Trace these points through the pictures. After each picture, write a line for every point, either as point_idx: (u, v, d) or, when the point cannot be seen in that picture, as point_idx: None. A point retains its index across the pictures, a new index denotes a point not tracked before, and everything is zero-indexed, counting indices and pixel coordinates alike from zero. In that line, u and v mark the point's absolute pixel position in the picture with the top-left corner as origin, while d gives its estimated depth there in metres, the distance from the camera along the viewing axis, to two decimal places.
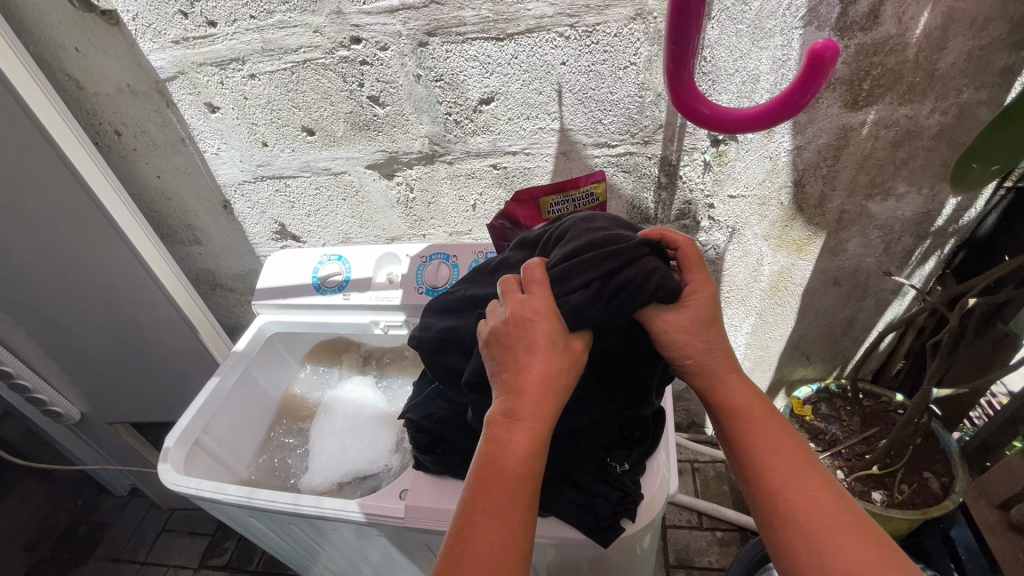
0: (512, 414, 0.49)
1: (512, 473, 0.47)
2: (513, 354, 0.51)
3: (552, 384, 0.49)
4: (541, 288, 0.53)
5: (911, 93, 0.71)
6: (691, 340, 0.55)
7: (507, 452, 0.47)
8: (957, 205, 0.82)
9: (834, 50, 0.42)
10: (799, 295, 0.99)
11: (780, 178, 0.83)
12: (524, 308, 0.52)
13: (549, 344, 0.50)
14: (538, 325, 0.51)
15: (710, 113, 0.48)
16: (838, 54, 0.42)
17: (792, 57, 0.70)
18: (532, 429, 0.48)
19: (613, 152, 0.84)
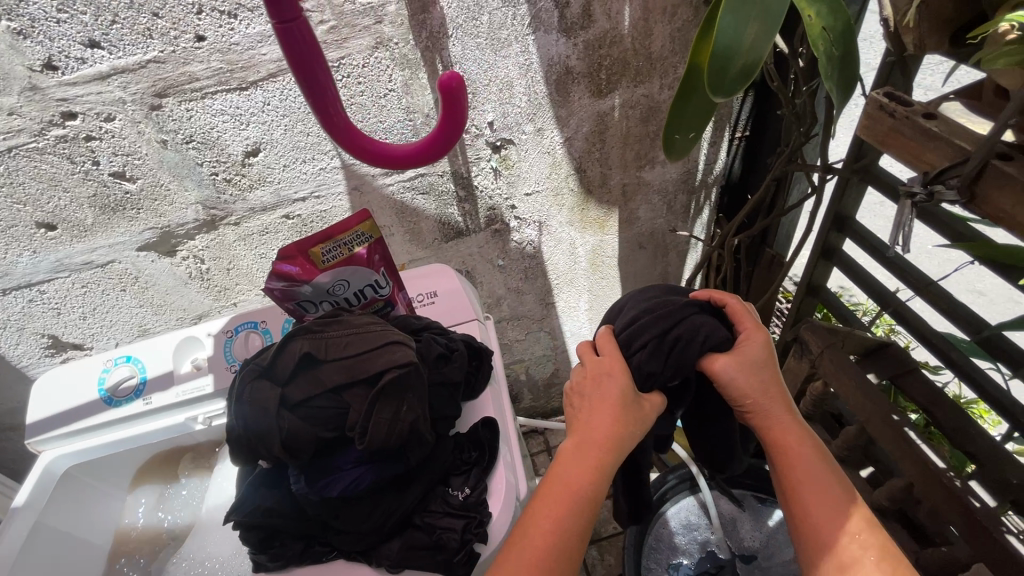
0: (576, 452, 0.52)
1: (570, 496, 0.50)
2: (586, 402, 0.56)
3: (618, 425, 0.53)
4: (611, 349, 0.58)
5: (640, 75, 0.81)
6: (750, 382, 0.54)
7: (569, 480, 0.51)
8: (707, 161, 0.96)
9: (457, 79, 0.39)
10: (615, 266, 1.09)
11: (563, 169, 0.90)
12: (599, 368, 0.57)
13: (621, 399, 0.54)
14: (612, 380, 0.55)
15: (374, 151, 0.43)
16: (464, 83, 0.39)
17: (534, 61, 0.75)
18: (597, 466, 0.51)
19: (403, 178, 0.84)
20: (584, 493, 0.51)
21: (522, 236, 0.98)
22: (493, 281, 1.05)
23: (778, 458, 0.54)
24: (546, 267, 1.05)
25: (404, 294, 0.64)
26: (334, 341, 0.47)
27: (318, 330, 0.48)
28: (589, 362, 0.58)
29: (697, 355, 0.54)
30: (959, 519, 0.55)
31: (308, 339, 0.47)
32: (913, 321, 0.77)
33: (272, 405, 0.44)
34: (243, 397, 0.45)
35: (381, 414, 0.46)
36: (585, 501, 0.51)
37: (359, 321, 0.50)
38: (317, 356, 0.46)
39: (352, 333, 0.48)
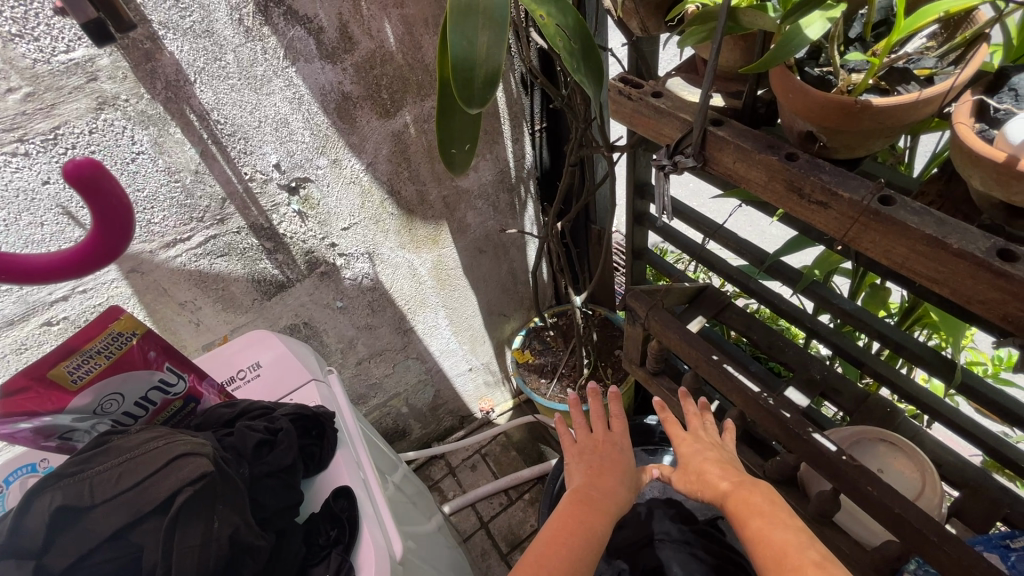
0: (588, 495, 0.59)
1: (580, 530, 0.56)
2: (595, 464, 0.63)
3: (622, 486, 0.62)
4: (619, 421, 0.68)
5: (424, 88, 0.79)
6: (705, 468, 0.59)
7: (584, 512, 0.57)
8: (516, 157, 0.98)
9: (91, 166, 0.31)
10: (462, 276, 1.08)
11: (374, 195, 0.85)
12: (609, 437, 0.67)
13: (623, 469, 0.64)
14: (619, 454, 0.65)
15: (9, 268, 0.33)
16: (104, 166, 0.32)
17: (304, 93, 0.70)
18: (603, 513, 0.58)
19: (190, 245, 0.73)
20: (594, 533, 0.56)
21: (354, 273, 0.92)
22: (338, 325, 0.97)
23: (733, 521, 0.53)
24: (391, 296, 1.00)
25: (209, 381, 0.55)
26: (96, 479, 0.39)
27: (74, 473, 0.39)
28: (597, 431, 0.67)
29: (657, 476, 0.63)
30: (781, 431, 0.62)
31: (63, 489, 0.38)
32: (716, 264, 0.86)
33: None
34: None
35: (177, 545, 0.38)
36: (595, 539, 0.55)
37: (131, 442, 0.42)
38: (80, 504, 0.38)
39: (120, 463, 0.40)
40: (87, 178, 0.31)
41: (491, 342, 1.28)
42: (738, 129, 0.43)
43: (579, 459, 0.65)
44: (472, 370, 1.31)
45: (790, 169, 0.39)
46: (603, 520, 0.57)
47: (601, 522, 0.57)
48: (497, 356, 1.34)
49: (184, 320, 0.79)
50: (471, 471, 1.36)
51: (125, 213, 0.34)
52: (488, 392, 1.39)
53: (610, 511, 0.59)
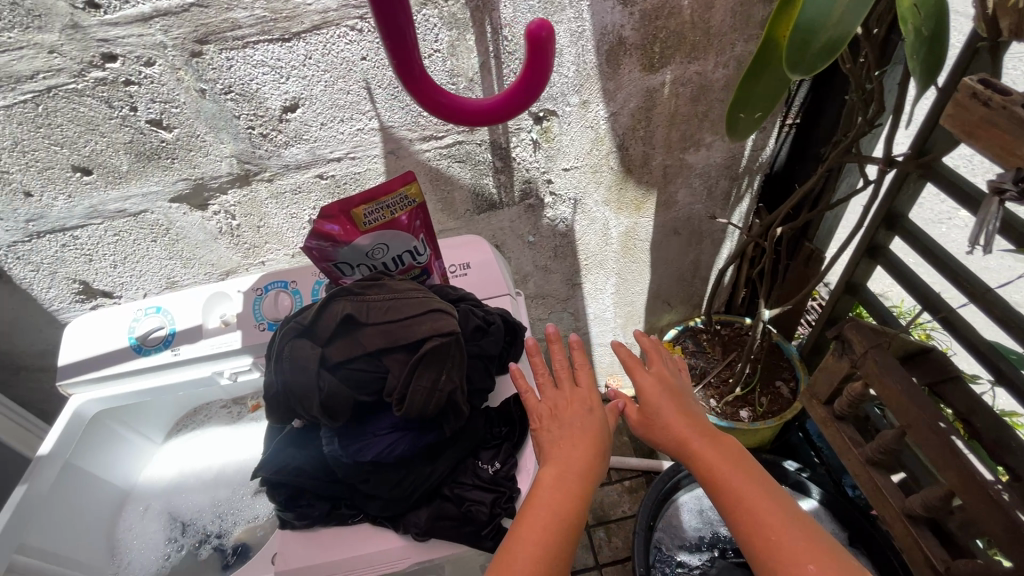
0: (555, 483, 0.47)
1: (550, 522, 0.45)
2: (562, 432, 0.52)
3: (596, 457, 0.50)
4: (586, 371, 0.57)
5: (695, 50, 0.77)
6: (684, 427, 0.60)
7: (554, 501, 0.46)
8: (754, 146, 0.92)
9: (548, 29, 0.38)
10: (647, 251, 1.07)
11: (605, 145, 0.86)
12: (576, 394, 0.54)
13: (598, 433, 0.52)
14: (591, 413, 0.53)
15: (446, 103, 0.43)
16: (553, 33, 0.38)
17: (587, 29, 0.72)
18: (576, 494, 0.47)
19: (441, 144, 0.81)
20: (564, 521, 0.45)
21: (555, 214, 0.95)
22: (522, 257, 1.02)
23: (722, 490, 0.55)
24: (576, 247, 1.03)
25: (441, 263, 0.63)
26: (374, 304, 0.47)
27: (358, 293, 0.48)
28: (566, 388, 0.55)
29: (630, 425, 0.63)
30: (1001, 532, 0.54)
31: (349, 303, 0.47)
32: (963, 329, 0.74)
33: (312, 365, 0.44)
34: (282, 356, 0.45)
35: (422, 379, 0.45)
36: (574, 526, 0.46)
37: (400, 286, 0.49)
38: (358, 320, 0.46)
39: (393, 299, 0.47)
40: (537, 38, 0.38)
41: (645, 325, 1.26)
42: None
43: (543, 426, 0.52)
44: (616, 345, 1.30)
45: None
46: (578, 502, 0.47)
47: (573, 507, 0.46)
48: (644, 341, 1.31)
49: None
50: None
51: (542, 77, 0.40)
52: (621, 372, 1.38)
53: (584, 491, 0.48)
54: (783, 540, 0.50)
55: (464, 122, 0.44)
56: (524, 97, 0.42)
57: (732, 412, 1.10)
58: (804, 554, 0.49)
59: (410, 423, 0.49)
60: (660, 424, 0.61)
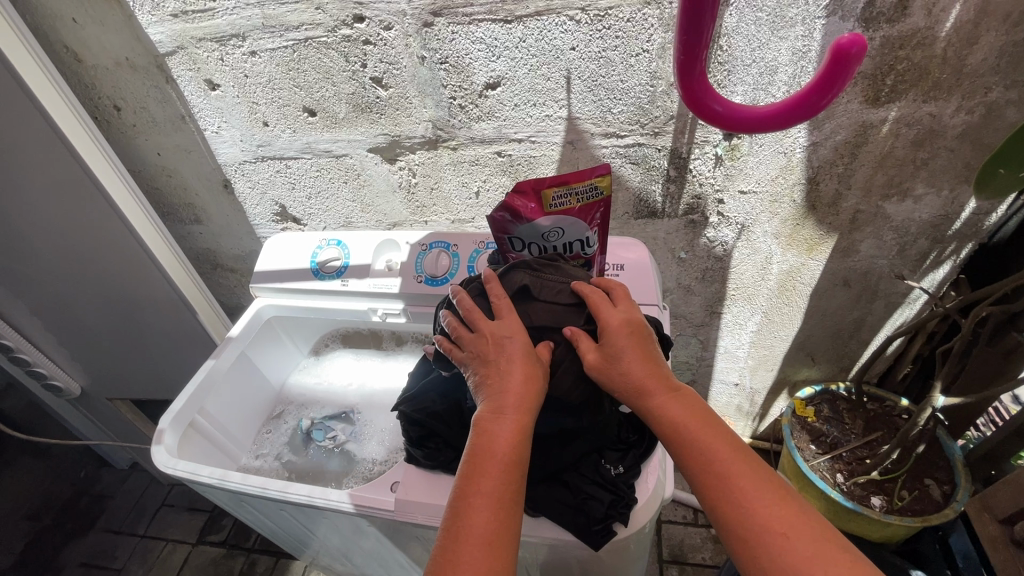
0: (493, 424, 0.48)
1: (495, 461, 0.47)
2: (493, 371, 0.50)
3: (525, 388, 0.49)
4: (503, 303, 0.54)
5: (937, 89, 0.68)
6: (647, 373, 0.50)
7: (490, 441, 0.47)
8: (976, 209, 0.80)
9: (861, 46, 0.39)
10: (807, 296, 0.98)
11: (794, 174, 0.80)
12: (496, 330, 0.52)
13: (524, 363, 0.50)
14: (512, 344, 0.51)
15: (722, 110, 0.45)
16: (864, 51, 0.39)
17: (813, 49, 0.67)
18: (516, 427, 0.48)
19: (621, 143, 0.81)
20: (507, 455, 0.47)
21: (716, 235, 0.91)
22: (668, 271, 0.99)
23: (683, 450, 0.48)
24: (727, 275, 0.97)
25: (603, 259, 0.64)
26: (551, 286, 0.55)
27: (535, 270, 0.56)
28: (483, 326, 0.53)
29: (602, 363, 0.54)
30: None
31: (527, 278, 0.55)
32: None
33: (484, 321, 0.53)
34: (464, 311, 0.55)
35: (572, 364, 0.52)
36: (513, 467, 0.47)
37: (574, 272, 0.57)
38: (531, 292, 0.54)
39: (566, 284, 0.55)
40: (847, 52, 0.39)
41: (777, 374, 1.16)
42: None
43: (476, 370, 0.52)
44: (738, 387, 1.22)
45: None
46: (518, 435, 0.47)
47: (512, 444, 0.47)
48: (770, 391, 1.21)
49: None
50: None
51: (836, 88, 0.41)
52: (735, 415, 1.29)
53: (524, 427, 0.48)
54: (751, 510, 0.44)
55: (732, 127, 0.47)
56: (821, 97, 0.43)
57: (861, 496, 0.98)
58: (774, 520, 0.43)
59: None
60: (622, 370, 0.49)
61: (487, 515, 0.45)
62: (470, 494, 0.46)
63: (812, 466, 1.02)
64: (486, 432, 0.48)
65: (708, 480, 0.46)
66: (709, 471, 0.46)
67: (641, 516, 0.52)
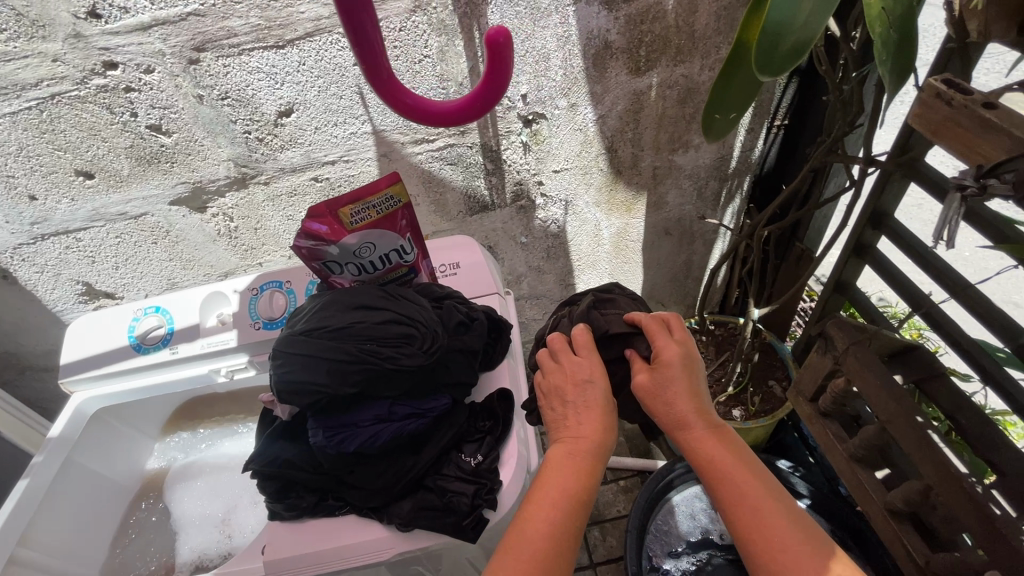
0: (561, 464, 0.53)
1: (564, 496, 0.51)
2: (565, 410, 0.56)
3: (598, 432, 0.54)
4: (585, 345, 0.58)
5: (681, 54, 0.78)
6: (692, 409, 0.55)
7: (555, 482, 0.52)
8: (743, 147, 0.93)
9: (504, 33, 0.37)
10: (639, 251, 1.08)
11: (594, 146, 0.88)
12: (574, 369, 0.57)
13: (600, 408, 0.55)
14: (589, 388, 0.56)
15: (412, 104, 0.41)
16: (509, 37, 0.37)
17: (572, 33, 0.74)
18: (585, 468, 0.53)
19: (432, 147, 0.83)
20: (573, 495, 0.52)
21: (547, 215, 0.97)
22: (515, 258, 1.04)
23: (714, 477, 0.53)
24: (568, 248, 1.04)
25: (428, 262, 0.65)
26: (608, 317, 0.60)
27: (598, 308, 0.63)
28: (565, 364, 0.57)
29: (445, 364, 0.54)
30: (978, 527, 0.54)
31: (382, 295, 0.53)
32: (944, 325, 0.74)
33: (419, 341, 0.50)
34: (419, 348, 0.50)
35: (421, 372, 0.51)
36: (575, 502, 0.52)
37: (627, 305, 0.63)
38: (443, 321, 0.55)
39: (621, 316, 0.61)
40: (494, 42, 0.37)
41: None
42: None
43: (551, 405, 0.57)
44: None
45: None
46: (585, 476, 0.53)
47: (576, 484, 0.52)
48: None
49: None
50: None
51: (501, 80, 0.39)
52: None
53: (590, 469, 0.53)
54: (773, 537, 0.50)
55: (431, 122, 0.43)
56: (505, 53, 0.38)
57: (725, 411, 1.11)
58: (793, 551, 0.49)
59: (394, 414, 0.50)
60: (668, 398, 0.55)
61: (545, 545, 0.49)
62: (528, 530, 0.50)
63: None
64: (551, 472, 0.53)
65: (737, 509, 0.52)
66: (738, 502, 0.52)
67: (507, 499, 0.53)
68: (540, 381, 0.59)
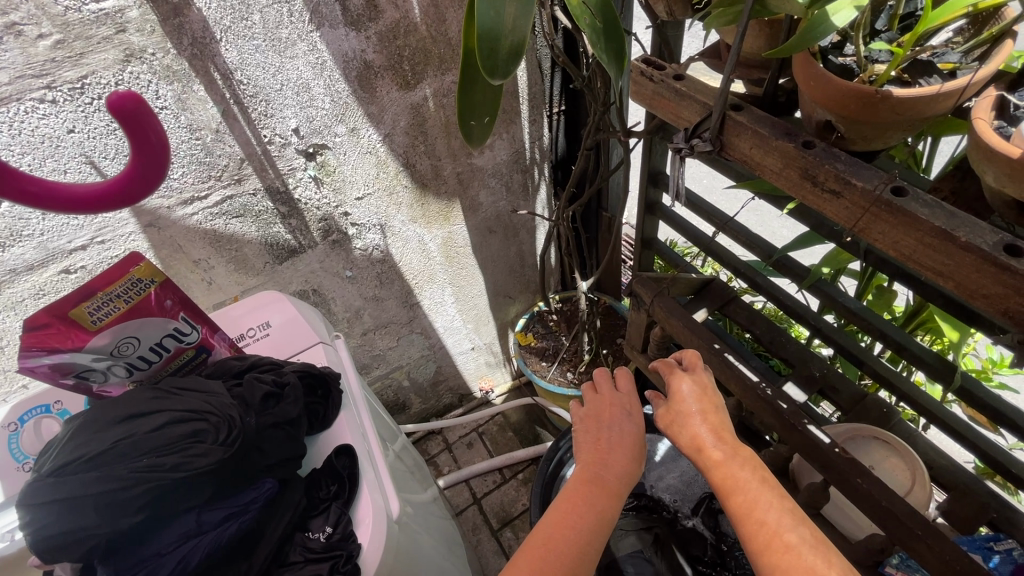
0: (590, 483, 0.56)
1: (586, 511, 0.54)
2: (599, 433, 0.60)
3: (629, 458, 0.58)
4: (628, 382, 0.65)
5: (445, 62, 0.80)
6: (700, 422, 0.54)
7: (582, 496, 0.55)
8: (533, 137, 0.98)
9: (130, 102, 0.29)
10: (471, 255, 1.09)
11: (390, 166, 0.86)
12: (615, 399, 0.63)
13: (631, 438, 0.60)
14: (628, 417, 0.62)
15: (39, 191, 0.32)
16: (140, 102, 0.29)
17: (326, 59, 0.71)
18: (609, 491, 0.55)
19: (207, 203, 0.74)
20: (598, 516, 0.54)
21: (365, 243, 0.93)
22: (346, 294, 0.98)
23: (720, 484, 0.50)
24: (400, 270, 1.02)
25: (220, 335, 0.58)
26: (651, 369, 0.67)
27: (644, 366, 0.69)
28: (607, 394, 0.64)
29: (257, 445, 0.48)
30: (776, 421, 0.64)
31: (154, 394, 0.46)
32: (723, 256, 0.87)
33: (214, 425, 0.45)
34: (225, 439, 0.45)
35: (230, 461, 0.45)
36: (596, 522, 0.53)
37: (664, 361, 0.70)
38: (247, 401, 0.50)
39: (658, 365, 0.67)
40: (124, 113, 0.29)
41: (496, 323, 1.29)
42: (756, 116, 0.43)
43: (586, 426, 0.62)
44: (475, 349, 1.32)
45: (806, 157, 0.40)
46: (609, 496, 0.55)
47: (603, 504, 0.54)
48: (500, 337, 1.35)
49: (196, 278, 0.80)
50: (467, 448, 1.37)
51: (157, 151, 0.31)
52: (489, 372, 1.40)
53: (613, 494, 0.56)
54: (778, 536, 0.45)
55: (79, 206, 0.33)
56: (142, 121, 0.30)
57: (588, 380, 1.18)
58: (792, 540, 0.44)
59: (205, 524, 0.44)
60: (679, 415, 0.55)
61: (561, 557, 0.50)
62: (545, 541, 0.51)
63: (551, 379, 1.19)
64: (577, 489, 0.55)
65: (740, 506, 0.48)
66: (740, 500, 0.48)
67: (370, 561, 0.49)
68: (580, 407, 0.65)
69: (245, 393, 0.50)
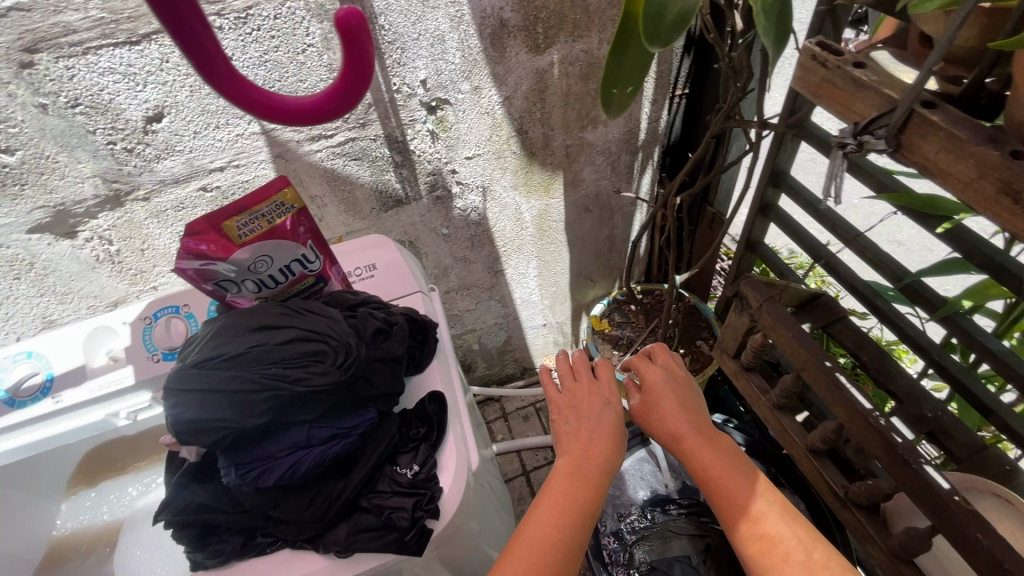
0: (574, 475, 0.56)
1: (571, 505, 0.53)
2: (579, 424, 0.61)
3: (610, 447, 0.59)
4: (604, 369, 0.65)
5: (579, 29, 0.77)
6: (683, 421, 0.60)
7: (569, 489, 0.55)
8: (649, 118, 0.94)
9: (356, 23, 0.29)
10: (562, 231, 1.08)
11: (503, 130, 0.86)
12: (593, 388, 0.64)
13: (609, 427, 0.60)
14: (606, 406, 0.62)
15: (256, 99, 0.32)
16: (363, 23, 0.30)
17: (465, 13, 0.71)
18: (593, 483, 0.56)
19: (331, 142, 0.77)
20: (585, 507, 0.54)
21: (465, 203, 0.94)
22: (439, 251, 1.01)
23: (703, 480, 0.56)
24: (492, 235, 1.02)
25: (337, 268, 0.61)
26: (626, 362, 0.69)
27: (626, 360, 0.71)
28: (584, 384, 0.64)
29: (365, 376, 0.51)
30: (883, 454, 0.59)
31: (283, 311, 0.50)
32: (840, 270, 0.80)
33: (333, 351, 0.48)
34: (342, 364, 0.47)
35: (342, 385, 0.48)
36: (583, 514, 0.53)
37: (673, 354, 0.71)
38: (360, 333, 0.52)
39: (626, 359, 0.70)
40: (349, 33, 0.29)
41: (573, 303, 1.28)
42: (952, 115, 0.38)
43: (565, 417, 0.62)
44: (547, 326, 1.32)
45: (1012, 167, 0.35)
46: (592, 486, 0.55)
47: (586, 495, 0.55)
48: (574, 318, 1.34)
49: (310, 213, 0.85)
50: (523, 421, 1.39)
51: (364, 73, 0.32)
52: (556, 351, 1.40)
53: (596, 484, 0.56)
54: (776, 540, 0.51)
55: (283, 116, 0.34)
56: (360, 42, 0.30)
57: None
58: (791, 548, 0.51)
59: (314, 439, 0.47)
60: (658, 414, 0.62)
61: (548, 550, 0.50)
62: (531, 534, 0.51)
63: None
64: (563, 483, 0.55)
65: (729, 505, 0.54)
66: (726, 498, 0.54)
67: (449, 506, 0.50)
68: (556, 395, 0.64)
69: (358, 325, 0.53)
